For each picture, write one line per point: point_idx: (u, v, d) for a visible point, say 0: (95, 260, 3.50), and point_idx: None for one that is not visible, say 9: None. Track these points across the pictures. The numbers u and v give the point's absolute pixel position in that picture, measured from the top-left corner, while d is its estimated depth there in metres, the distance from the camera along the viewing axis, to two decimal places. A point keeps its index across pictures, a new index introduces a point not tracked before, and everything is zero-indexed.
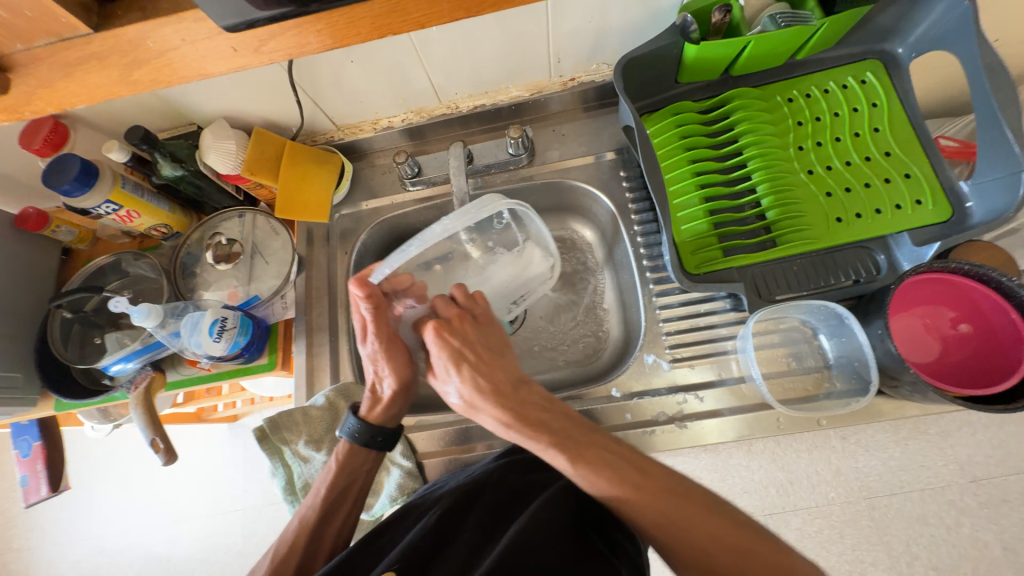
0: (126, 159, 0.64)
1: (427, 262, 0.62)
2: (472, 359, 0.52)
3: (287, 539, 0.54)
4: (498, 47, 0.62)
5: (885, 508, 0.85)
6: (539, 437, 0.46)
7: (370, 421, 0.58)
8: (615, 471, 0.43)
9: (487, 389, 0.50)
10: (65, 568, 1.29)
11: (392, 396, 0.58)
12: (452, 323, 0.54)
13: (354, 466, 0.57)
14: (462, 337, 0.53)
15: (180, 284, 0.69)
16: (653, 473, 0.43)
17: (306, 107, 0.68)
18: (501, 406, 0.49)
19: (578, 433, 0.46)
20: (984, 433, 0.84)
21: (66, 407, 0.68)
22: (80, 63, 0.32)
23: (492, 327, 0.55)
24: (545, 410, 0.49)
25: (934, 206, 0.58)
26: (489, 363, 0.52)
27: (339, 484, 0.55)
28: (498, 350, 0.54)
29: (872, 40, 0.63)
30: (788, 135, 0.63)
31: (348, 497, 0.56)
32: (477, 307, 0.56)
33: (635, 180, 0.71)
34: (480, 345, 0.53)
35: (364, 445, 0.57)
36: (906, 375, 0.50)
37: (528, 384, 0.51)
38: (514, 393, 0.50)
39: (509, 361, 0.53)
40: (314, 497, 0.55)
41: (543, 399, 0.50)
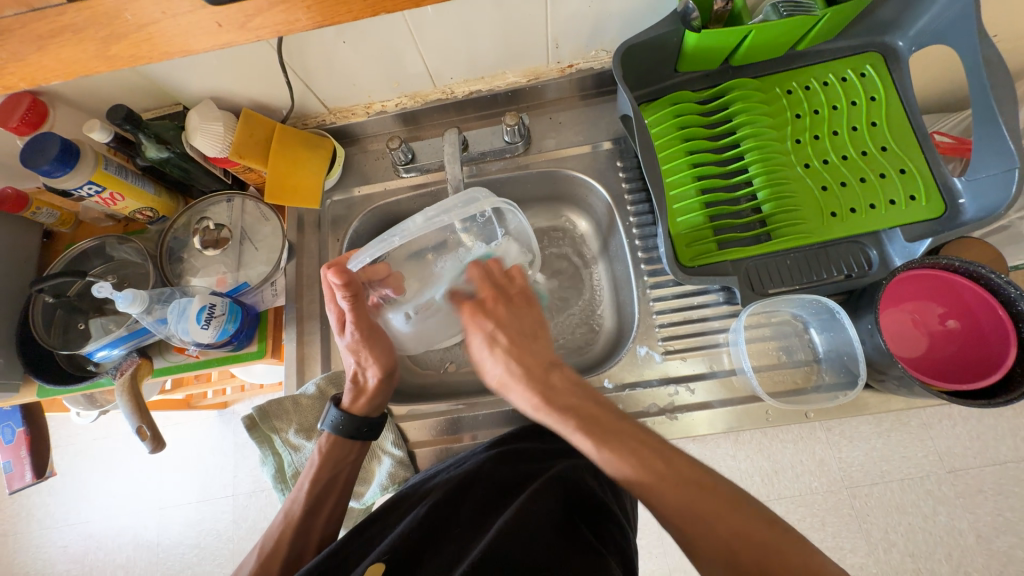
0: (108, 140, 0.62)
1: (416, 253, 0.61)
2: (505, 337, 0.58)
3: (275, 534, 0.54)
4: (495, 31, 0.61)
5: (867, 497, 0.88)
6: (566, 421, 0.48)
7: (354, 413, 0.57)
8: (625, 449, 0.44)
9: (519, 368, 0.55)
10: (52, 552, 1.28)
11: (377, 385, 0.58)
12: (489, 304, 0.60)
13: (337, 458, 0.56)
14: (495, 319, 0.59)
15: (166, 269, 0.67)
16: (644, 456, 0.43)
17: (296, 89, 0.66)
18: (533, 391, 0.52)
19: (605, 419, 0.48)
20: (963, 426, 0.87)
21: (51, 393, 0.67)
22: (54, 36, 0.30)
23: (529, 311, 0.61)
24: (575, 396, 0.51)
25: (928, 202, 0.58)
26: (520, 346, 0.57)
27: (323, 476, 0.55)
28: (532, 334, 0.59)
29: (872, 32, 0.62)
30: (786, 128, 0.63)
31: (333, 489, 0.56)
32: (514, 287, 0.62)
33: (631, 171, 0.70)
34: (517, 328, 0.59)
35: (348, 437, 0.56)
36: (893, 369, 0.51)
37: (559, 367, 0.56)
38: (545, 375, 0.54)
39: (541, 344, 0.58)
40: (298, 492, 0.55)
41: (572, 384, 0.53)
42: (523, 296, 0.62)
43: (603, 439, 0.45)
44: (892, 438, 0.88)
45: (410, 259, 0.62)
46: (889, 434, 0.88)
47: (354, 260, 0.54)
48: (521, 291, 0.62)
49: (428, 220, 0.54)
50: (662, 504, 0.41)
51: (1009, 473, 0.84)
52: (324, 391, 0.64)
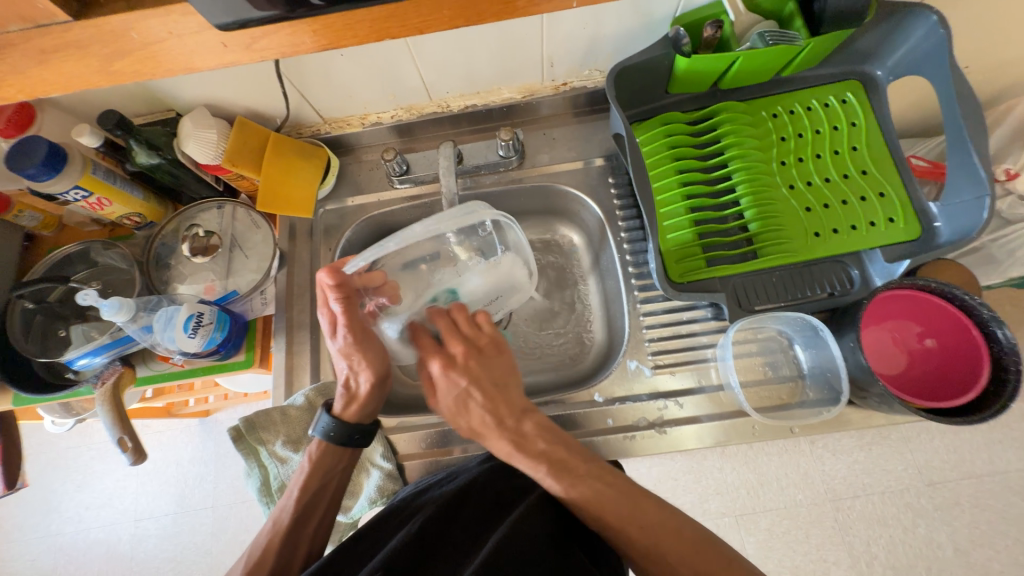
0: (97, 144, 0.60)
1: (409, 264, 0.62)
2: (478, 397, 0.51)
3: (261, 545, 0.52)
4: (493, 50, 0.62)
5: (849, 509, 0.89)
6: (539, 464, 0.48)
7: (347, 420, 0.56)
8: (590, 487, 0.46)
9: (494, 420, 0.50)
10: (17, 567, 1.23)
11: (370, 392, 0.55)
12: (459, 357, 0.53)
13: (328, 467, 0.55)
14: (468, 374, 0.52)
15: (153, 276, 0.66)
16: (642, 508, 0.45)
17: (292, 99, 0.66)
18: (503, 439, 0.49)
19: (575, 462, 0.48)
20: (941, 440, 0.89)
21: (26, 402, 0.64)
22: (58, 51, 0.30)
23: (501, 359, 0.55)
24: (546, 441, 0.49)
25: (906, 225, 0.60)
26: (496, 398, 0.51)
27: (313, 486, 0.54)
28: (506, 382, 0.53)
29: (854, 61, 0.65)
30: (773, 150, 0.65)
31: (322, 500, 0.55)
32: (483, 337, 0.55)
33: (623, 187, 0.72)
34: (490, 377, 0.53)
35: (340, 443, 0.55)
36: (875, 387, 0.53)
37: (532, 414, 0.51)
38: (517, 423, 0.50)
39: (516, 392, 0.53)
40: (288, 500, 0.54)
41: (542, 429, 0.50)
42: (493, 343, 0.55)
43: (572, 481, 0.46)
44: (874, 451, 0.90)
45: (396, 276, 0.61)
46: (871, 448, 0.90)
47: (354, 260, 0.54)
48: (490, 338, 0.56)
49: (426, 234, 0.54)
50: (653, 547, 0.43)
51: (984, 486, 0.87)
52: (313, 403, 0.63)
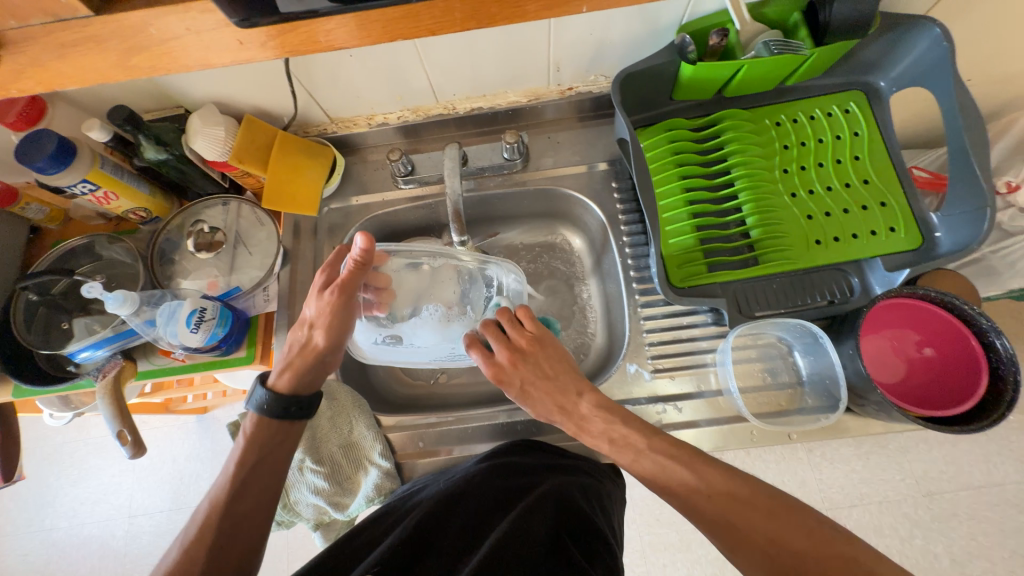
0: (107, 139, 0.61)
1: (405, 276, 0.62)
2: (535, 391, 0.55)
3: (199, 521, 0.49)
4: (501, 53, 0.63)
5: (846, 519, 0.89)
6: (600, 444, 0.51)
7: (280, 391, 0.55)
8: (654, 461, 0.47)
9: (557, 410, 0.54)
10: (10, 561, 1.22)
11: (308, 360, 0.55)
12: (505, 363, 0.55)
13: (264, 440, 0.53)
14: (520, 376, 0.55)
15: (157, 271, 0.67)
16: (706, 474, 0.45)
17: (299, 98, 0.67)
18: (567, 423, 0.53)
19: (635, 435, 0.49)
20: (939, 451, 0.89)
21: (27, 394, 0.65)
22: (76, 45, 0.30)
23: (548, 353, 0.56)
24: (604, 420, 0.51)
25: (906, 234, 0.61)
26: (553, 388, 0.54)
27: (251, 457, 0.52)
28: (556, 374, 0.54)
29: (857, 72, 0.65)
30: (775, 158, 0.66)
31: (264, 473, 0.53)
32: (525, 336, 0.57)
33: (626, 192, 0.72)
34: (541, 373, 0.55)
35: (274, 415, 0.54)
36: (873, 395, 0.53)
37: (588, 392, 0.53)
38: (574, 406, 0.53)
39: (568, 378, 0.54)
40: (223, 475, 0.52)
41: (600, 408, 0.52)
42: (536, 340, 0.56)
43: (637, 455, 0.48)
44: (871, 461, 0.90)
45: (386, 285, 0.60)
46: (868, 457, 0.90)
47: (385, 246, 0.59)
48: (532, 337, 0.57)
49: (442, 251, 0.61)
50: (724, 517, 0.43)
51: (982, 499, 0.87)
52: None
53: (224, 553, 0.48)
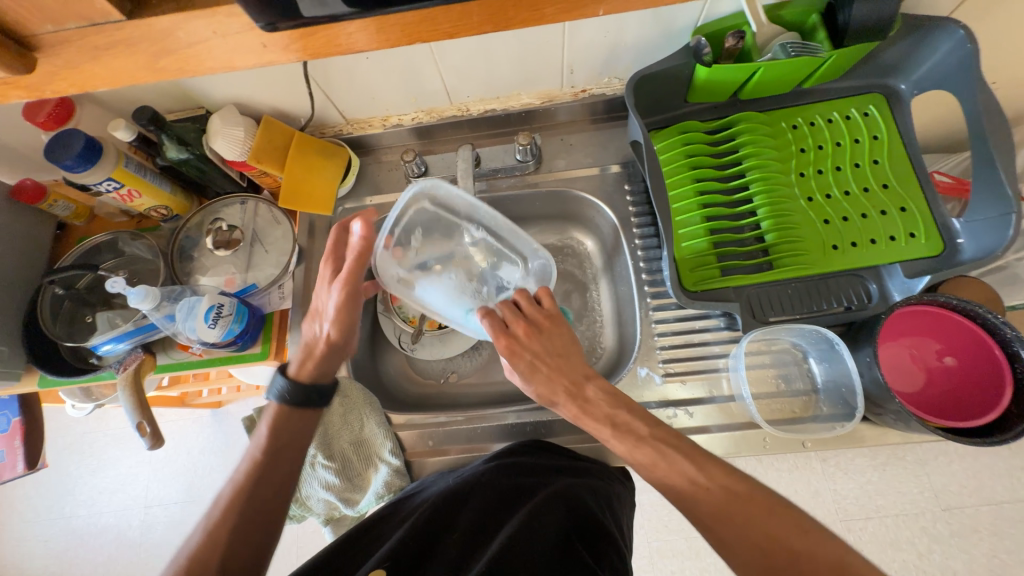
0: (131, 138, 0.63)
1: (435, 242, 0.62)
2: (544, 370, 0.53)
3: (222, 504, 0.50)
4: (515, 56, 0.63)
5: (861, 530, 0.87)
6: (602, 428, 0.50)
7: (302, 379, 0.56)
8: (655, 449, 0.47)
9: (561, 391, 0.53)
10: (32, 548, 1.26)
11: (325, 352, 0.57)
12: (520, 336, 0.55)
13: (285, 427, 0.54)
14: (532, 350, 0.54)
15: (177, 267, 0.68)
16: (704, 466, 0.45)
17: (317, 99, 0.68)
18: (569, 405, 0.52)
19: (638, 426, 0.49)
20: (960, 464, 0.87)
21: (51, 385, 0.67)
22: (108, 48, 0.32)
23: (561, 333, 0.56)
24: (608, 405, 0.51)
25: (927, 240, 0.59)
26: (563, 367, 0.54)
27: (277, 441, 0.53)
28: (567, 353, 0.54)
29: (877, 74, 0.64)
30: (791, 161, 0.65)
31: (286, 459, 0.53)
32: (542, 314, 0.57)
33: (638, 195, 0.72)
34: (552, 350, 0.54)
35: (292, 403, 0.55)
36: (891, 404, 0.52)
37: (595, 379, 0.53)
38: (580, 389, 0.52)
39: (577, 361, 0.54)
40: (246, 460, 0.53)
41: (606, 394, 0.52)
42: (552, 319, 0.56)
43: (636, 442, 0.48)
44: (888, 472, 0.88)
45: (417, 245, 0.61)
46: (884, 468, 0.88)
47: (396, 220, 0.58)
48: (549, 315, 0.57)
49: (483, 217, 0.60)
50: (719, 509, 0.42)
51: (1004, 514, 0.84)
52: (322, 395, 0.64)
53: (244, 536, 0.48)
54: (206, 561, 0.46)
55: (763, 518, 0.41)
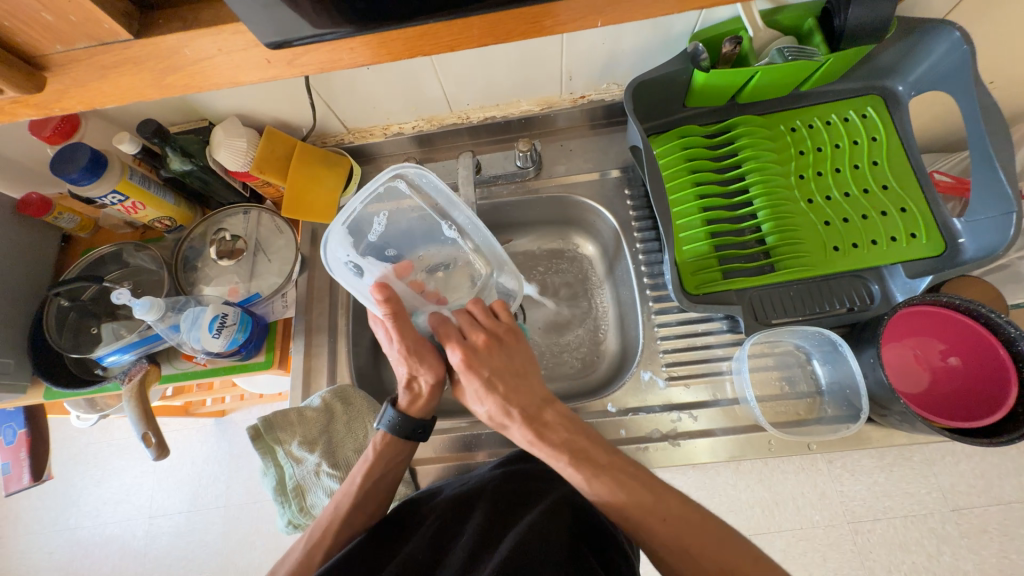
0: (136, 151, 0.64)
1: (398, 234, 0.60)
2: (501, 386, 0.52)
3: (323, 524, 0.54)
4: (513, 64, 0.64)
5: (868, 532, 0.87)
6: (559, 453, 0.48)
7: (410, 414, 0.56)
8: (613, 479, 0.46)
9: (516, 413, 0.51)
10: (37, 559, 1.26)
11: (431, 390, 0.56)
12: (478, 349, 0.54)
13: (389, 458, 0.56)
14: (490, 365, 0.53)
15: (181, 277, 0.69)
16: (664, 498, 0.45)
17: (318, 110, 0.69)
18: (525, 429, 0.50)
19: (595, 452, 0.48)
20: (967, 464, 0.86)
21: (57, 396, 0.67)
22: (116, 66, 0.32)
23: (520, 347, 0.55)
24: (567, 431, 0.50)
25: (928, 240, 0.59)
26: (519, 388, 0.52)
27: (374, 476, 0.54)
28: (525, 370, 0.54)
29: (874, 76, 0.65)
30: (791, 163, 0.65)
31: (382, 488, 0.55)
32: (501, 327, 0.56)
33: (639, 199, 0.72)
34: (511, 368, 0.54)
35: (404, 436, 0.56)
36: (895, 405, 0.52)
37: (554, 403, 0.52)
38: (538, 413, 0.51)
39: (534, 381, 0.54)
40: (348, 485, 0.55)
41: (564, 420, 0.51)
42: (511, 332, 0.56)
43: (593, 471, 0.46)
44: (895, 473, 0.87)
45: (378, 232, 0.58)
46: (891, 469, 0.87)
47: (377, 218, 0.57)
48: (508, 328, 0.57)
49: (462, 221, 0.59)
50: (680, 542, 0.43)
51: (1013, 514, 0.84)
52: (329, 404, 0.64)
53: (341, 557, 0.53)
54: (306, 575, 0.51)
55: (716, 549, 0.42)
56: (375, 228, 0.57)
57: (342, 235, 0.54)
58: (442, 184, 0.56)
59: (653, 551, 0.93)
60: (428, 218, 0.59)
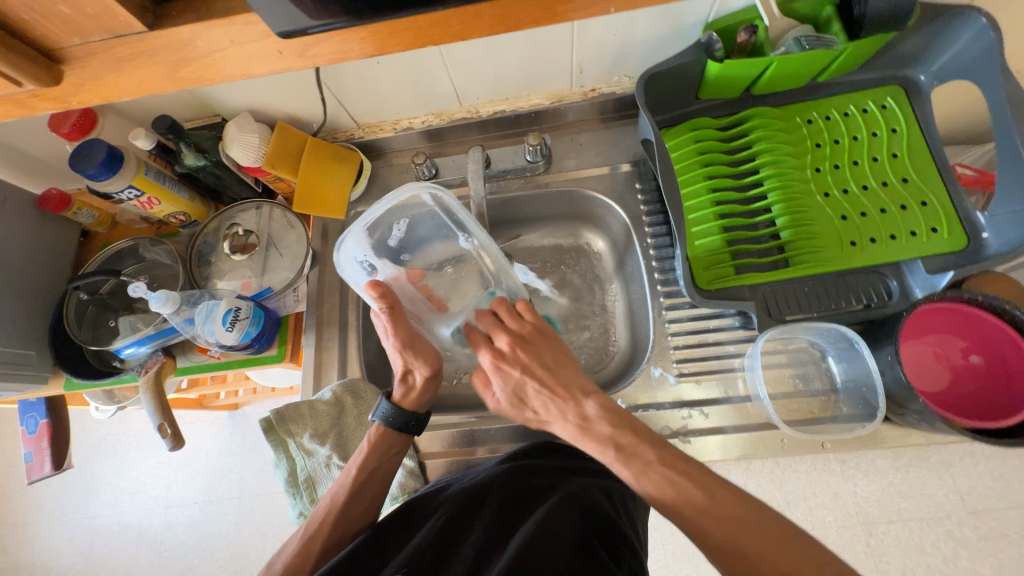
0: (151, 147, 0.65)
1: (416, 240, 0.60)
2: (534, 384, 0.53)
3: (318, 517, 0.54)
4: (524, 57, 0.63)
5: (883, 534, 0.85)
6: (607, 451, 0.48)
7: (404, 406, 0.57)
8: (663, 476, 0.45)
9: (558, 409, 0.52)
10: (59, 546, 1.30)
11: (425, 382, 0.57)
12: (506, 350, 0.55)
13: (383, 450, 0.56)
14: (520, 364, 0.54)
15: (195, 272, 0.70)
16: (712, 494, 0.43)
17: (329, 105, 0.69)
18: (568, 425, 0.51)
19: (644, 447, 0.47)
20: (987, 465, 0.84)
21: (77, 387, 0.69)
22: (131, 59, 0.33)
23: (548, 344, 0.56)
24: (612, 425, 0.49)
25: (950, 235, 0.58)
26: (554, 382, 0.53)
27: (369, 467, 0.55)
28: (557, 365, 0.55)
29: (895, 66, 0.63)
30: (806, 156, 0.64)
31: (377, 480, 0.56)
32: (526, 327, 0.57)
33: (650, 193, 0.71)
34: (543, 363, 0.55)
35: (398, 428, 0.56)
36: (914, 404, 0.50)
37: (597, 394, 0.52)
38: (579, 407, 0.51)
39: (571, 373, 0.54)
40: (345, 477, 0.55)
41: (608, 412, 0.50)
42: (537, 330, 0.57)
43: (642, 468, 0.45)
44: (911, 474, 0.85)
45: (397, 237, 0.58)
46: (907, 470, 0.86)
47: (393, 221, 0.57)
48: (532, 326, 0.57)
49: (479, 237, 0.59)
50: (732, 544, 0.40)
51: None
52: (339, 398, 0.65)
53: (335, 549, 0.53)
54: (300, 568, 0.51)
55: (774, 551, 0.39)
56: (394, 235, 0.58)
57: (361, 237, 0.56)
58: (463, 207, 0.56)
59: (661, 549, 0.93)
60: (444, 224, 0.59)
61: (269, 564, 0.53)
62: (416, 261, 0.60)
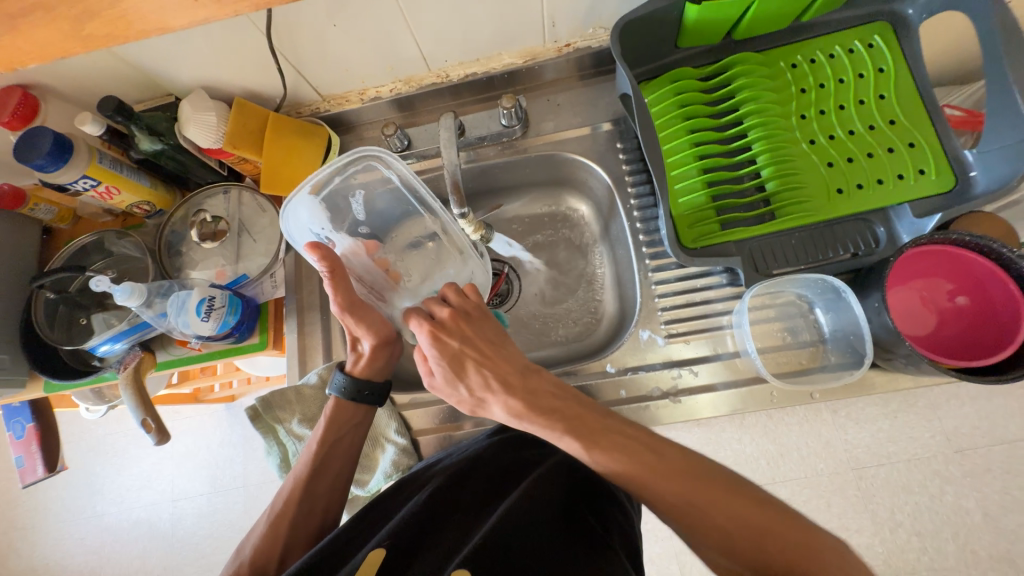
0: (101, 132, 0.61)
1: (378, 214, 0.57)
2: (473, 356, 0.51)
3: (283, 498, 0.54)
4: (490, 9, 0.59)
5: (872, 478, 0.87)
6: (553, 424, 0.46)
7: (358, 376, 0.58)
8: (634, 444, 0.44)
9: (494, 380, 0.50)
10: (70, 545, 1.31)
11: (373, 351, 0.57)
12: (447, 321, 0.53)
13: (343, 421, 0.56)
14: (460, 335, 0.52)
15: (166, 263, 0.67)
16: (688, 458, 0.43)
17: (287, 75, 0.64)
18: (513, 398, 0.48)
19: (593, 418, 0.46)
20: (971, 406, 0.85)
21: (58, 389, 0.67)
22: (25, 15, 0.29)
23: (489, 322, 0.55)
24: (559, 397, 0.48)
25: (938, 176, 0.56)
26: (493, 359, 0.51)
27: (329, 440, 0.55)
28: (498, 342, 0.53)
29: (881, 1, 0.60)
30: (791, 103, 0.61)
31: (338, 453, 0.56)
32: (469, 304, 0.56)
33: (632, 153, 0.69)
34: (482, 337, 0.53)
35: (350, 399, 0.56)
36: (901, 347, 0.50)
37: (534, 371, 0.51)
38: (523, 381, 0.50)
39: (511, 351, 0.53)
40: (306, 453, 0.55)
41: (555, 387, 0.49)
42: (479, 309, 0.55)
43: (596, 442, 0.44)
44: (899, 419, 0.87)
45: (359, 211, 0.55)
46: (896, 416, 0.87)
47: (342, 189, 0.53)
48: (477, 306, 0.56)
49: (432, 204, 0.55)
50: (701, 504, 0.41)
51: (1017, 452, 0.84)
52: (325, 380, 0.64)
53: (299, 531, 0.53)
54: (268, 552, 0.51)
55: (745, 508, 0.40)
56: (355, 210, 0.55)
57: (319, 209, 0.52)
58: (419, 179, 0.53)
59: None
60: (403, 198, 0.56)
61: (238, 552, 0.53)
62: (375, 234, 0.57)
